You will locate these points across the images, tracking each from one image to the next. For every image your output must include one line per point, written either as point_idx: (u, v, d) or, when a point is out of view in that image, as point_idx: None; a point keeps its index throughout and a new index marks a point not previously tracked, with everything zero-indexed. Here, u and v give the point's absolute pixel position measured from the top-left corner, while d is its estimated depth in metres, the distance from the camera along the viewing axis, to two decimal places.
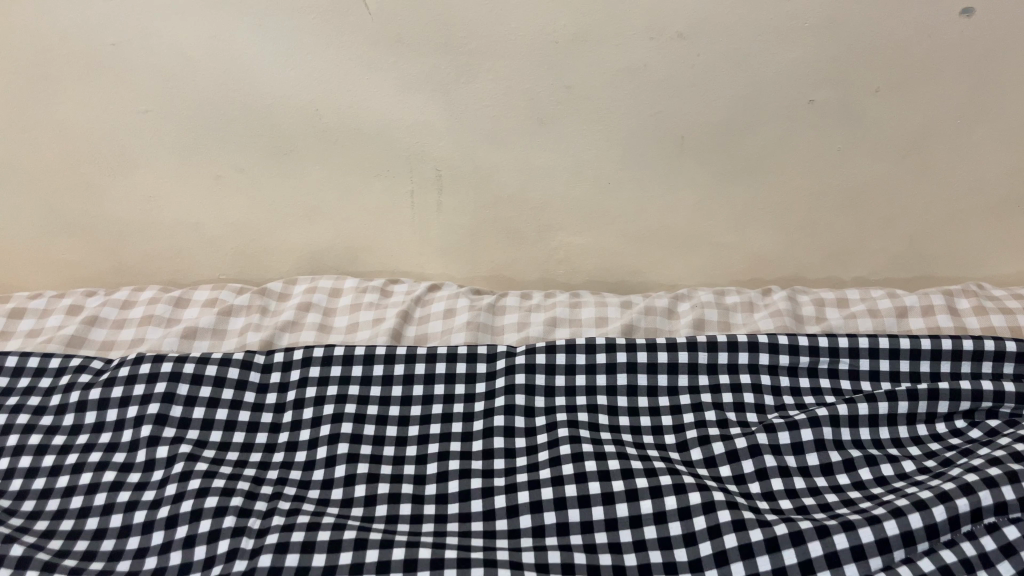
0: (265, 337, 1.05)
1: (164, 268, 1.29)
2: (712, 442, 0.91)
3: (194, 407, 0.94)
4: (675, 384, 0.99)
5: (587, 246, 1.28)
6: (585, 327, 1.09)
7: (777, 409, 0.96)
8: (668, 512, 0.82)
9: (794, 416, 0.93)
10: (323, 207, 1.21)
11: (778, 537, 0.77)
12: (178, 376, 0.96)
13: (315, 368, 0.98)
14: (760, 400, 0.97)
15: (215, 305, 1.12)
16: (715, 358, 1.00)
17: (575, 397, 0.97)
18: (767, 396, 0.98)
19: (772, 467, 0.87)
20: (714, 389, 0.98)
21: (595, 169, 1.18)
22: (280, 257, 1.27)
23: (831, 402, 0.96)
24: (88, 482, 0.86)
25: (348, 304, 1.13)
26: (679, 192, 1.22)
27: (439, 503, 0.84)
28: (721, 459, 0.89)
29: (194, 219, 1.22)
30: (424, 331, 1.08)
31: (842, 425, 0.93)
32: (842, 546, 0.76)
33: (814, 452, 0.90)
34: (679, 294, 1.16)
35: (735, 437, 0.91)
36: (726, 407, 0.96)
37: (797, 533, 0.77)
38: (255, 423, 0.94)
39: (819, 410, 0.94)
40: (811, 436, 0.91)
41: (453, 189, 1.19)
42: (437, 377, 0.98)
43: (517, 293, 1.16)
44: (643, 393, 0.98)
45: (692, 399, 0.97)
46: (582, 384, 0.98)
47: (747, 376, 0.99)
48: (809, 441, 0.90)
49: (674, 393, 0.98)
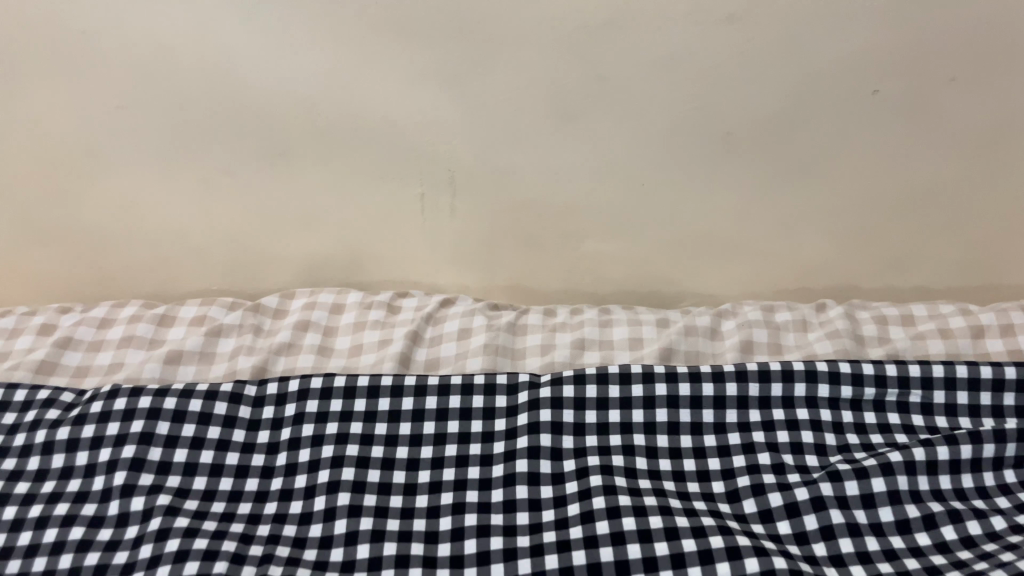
0: (257, 364, 0.94)
1: (149, 281, 1.17)
2: (767, 492, 0.79)
3: (175, 449, 0.83)
4: (722, 421, 0.87)
5: (617, 255, 1.15)
6: (618, 351, 0.96)
7: (841, 450, 0.84)
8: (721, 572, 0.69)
9: (863, 461, 0.81)
10: (322, 212, 1.09)
11: None
12: (159, 414, 0.85)
13: (313, 402, 0.87)
14: (821, 440, 0.85)
15: (203, 324, 1.01)
16: (768, 391, 0.88)
17: (609, 436, 0.85)
18: (829, 435, 0.85)
19: (840, 525, 0.76)
20: (767, 427, 0.86)
21: (628, 169, 1.05)
22: (275, 268, 1.15)
23: (904, 444, 0.83)
24: (53, 539, 0.75)
25: (351, 322, 1.01)
26: (721, 194, 1.08)
27: (454, 567, 0.73)
28: (779, 514, 0.78)
29: (182, 227, 1.10)
30: (436, 355, 0.96)
31: (920, 473, 0.80)
32: None
33: (888, 506, 0.77)
34: (722, 310, 1.03)
35: (796, 488, 0.79)
36: (781, 448, 0.84)
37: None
38: (245, 467, 0.82)
39: (892, 454, 0.81)
40: (883, 486, 0.79)
41: (468, 193, 1.07)
42: (450, 412, 0.87)
43: (540, 309, 1.03)
44: (686, 431, 0.86)
45: (743, 438, 0.85)
46: (616, 422, 0.86)
47: (804, 412, 0.87)
48: (882, 492, 0.78)
49: (721, 430, 0.86)
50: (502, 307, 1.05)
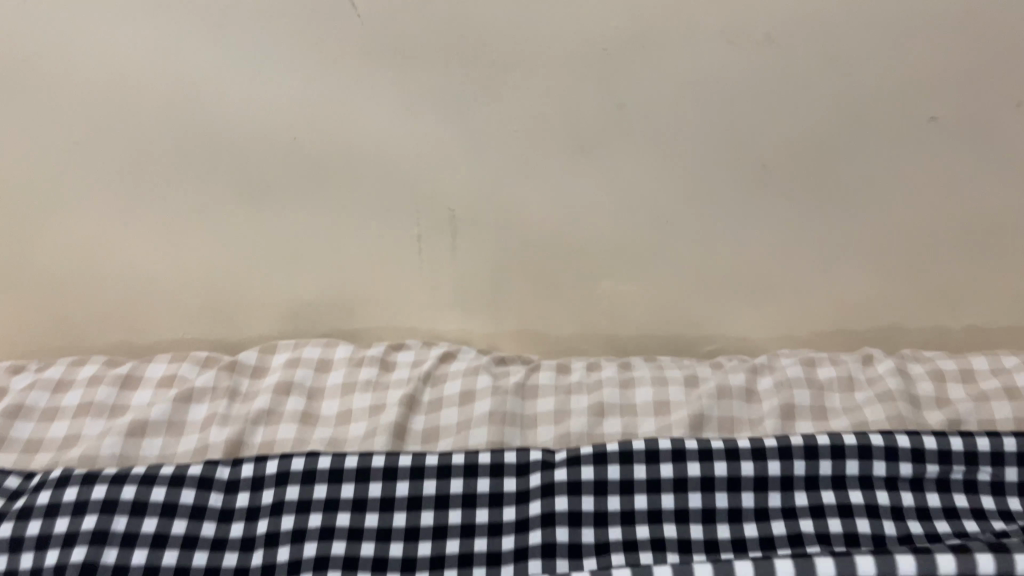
0: (232, 438, 0.83)
1: (114, 331, 1.04)
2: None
3: (133, 548, 0.71)
4: (764, 506, 0.76)
5: (635, 296, 1.03)
6: (641, 418, 0.85)
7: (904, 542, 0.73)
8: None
9: None
10: (307, 255, 0.97)
11: None
12: (114, 507, 0.73)
13: (294, 488, 0.76)
14: (878, 530, 0.74)
15: (172, 386, 0.89)
16: (817, 470, 0.77)
17: (634, 528, 0.74)
18: (888, 524, 0.74)
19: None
20: (816, 513, 0.75)
21: (650, 204, 0.94)
22: (256, 315, 1.03)
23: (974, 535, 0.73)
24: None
25: (338, 383, 0.90)
26: (754, 231, 0.97)
27: None
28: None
29: (149, 272, 0.98)
30: (435, 424, 0.85)
31: None
32: None
33: None
34: (757, 365, 0.92)
35: None
36: (835, 541, 0.73)
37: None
38: (215, 568, 0.70)
39: None
40: None
41: (470, 232, 0.95)
42: (451, 500, 0.76)
43: (552, 366, 0.92)
44: (723, 520, 0.75)
45: (789, 527, 0.74)
46: (643, 509, 0.76)
47: (858, 494, 0.76)
48: None
49: (763, 518, 0.75)
50: (509, 362, 0.93)
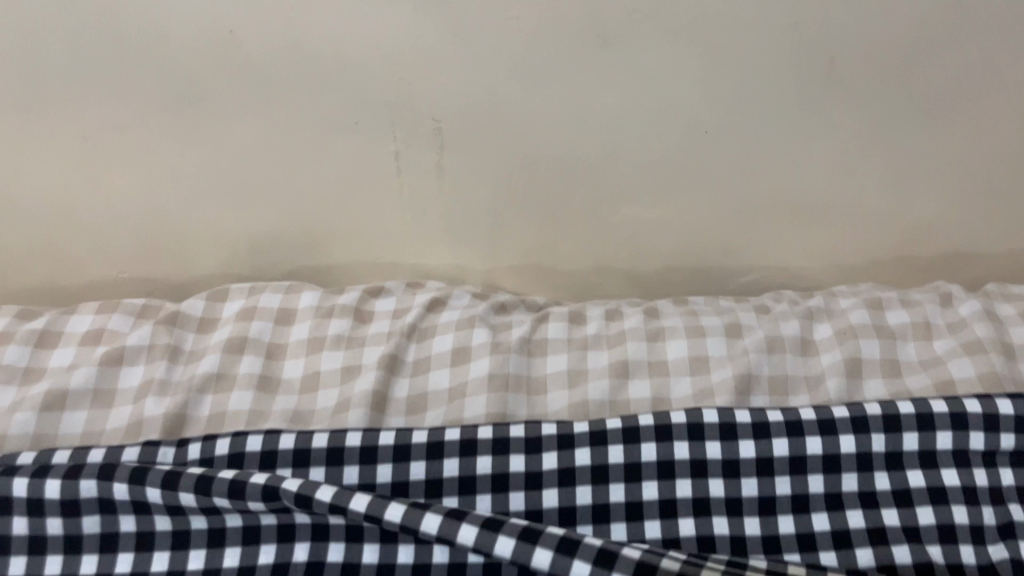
0: (173, 411, 0.67)
1: (29, 276, 0.86)
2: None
3: (47, 555, 0.60)
4: (805, 455, 0.62)
5: (662, 224, 0.85)
6: (675, 380, 0.69)
7: (993, 497, 0.60)
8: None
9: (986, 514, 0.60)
10: (260, 179, 0.78)
11: None
12: (12, 505, 0.60)
13: (224, 440, 0.63)
14: (986, 560, 0.57)
15: (99, 343, 0.73)
16: (891, 424, 0.63)
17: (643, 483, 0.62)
18: (993, 549, 0.58)
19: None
20: (870, 464, 0.62)
21: (685, 110, 0.75)
22: (203, 259, 0.85)
23: None
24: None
25: (303, 338, 0.74)
26: (810, 143, 0.78)
27: None
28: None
29: (66, 205, 0.80)
30: (421, 390, 0.69)
31: None
32: None
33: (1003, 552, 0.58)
34: (812, 310, 0.75)
35: (892, 546, 0.58)
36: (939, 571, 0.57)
37: (925, 418, 0.62)
38: (150, 536, 0.60)
39: None
40: (1005, 553, 0.58)
41: (461, 148, 0.76)
42: (446, 485, 0.62)
43: (563, 316, 0.75)
44: (751, 475, 0.62)
45: (830, 485, 0.61)
46: (655, 462, 0.62)
47: (943, 439, 0.62)
48: (1005, 559, 0.57)
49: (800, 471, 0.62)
50: (511, 310, 0.78)
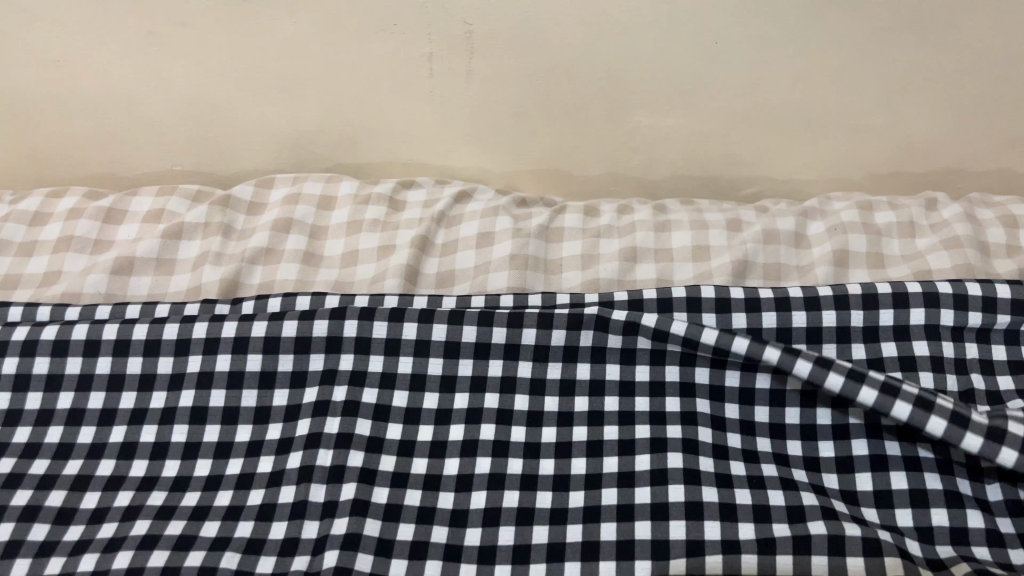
0: (227, 278, 0.75)
1: (91, 160, 0.94)
2: (894, 508, 0.61)
3: (121, 393, 0.68)
4: (790, 326, 0.70)
5: (673, 132, 0.92)
6: (678, 264, 0.77)
7: (957, 367, 0.68)
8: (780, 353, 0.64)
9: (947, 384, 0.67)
10: (304, 77, 0.85)
11: (883, 541, 0.57)
12: (97, 347, 0.69)
13: (275, 299, 0.72)
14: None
15: (160, 220, 0.81)
16: (870, 306, 0.69)
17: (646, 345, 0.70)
18: None
19: (986, 563, 0.57)
20: (847, 339, 0.69)
21: (698, 22, 0.81)
22: (249, 150, 0.93)
23: (1010, 360, 0.69)
24: (24, 504, 0.62)
25: (342, 222, 0.81)
26: (814, 58, 0.84)
27: (481, 564, 0.58)
28: (911, 536, 0.59)
29: (126, 97, 0.87)
30: (449, 268, 0.77)
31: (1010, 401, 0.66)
32: (934, 487, 0.61)
33: None
34: (807, 209, 0.82)
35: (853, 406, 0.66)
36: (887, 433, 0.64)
37: (900, 297, 0.69)
38: (209, 375, 0.68)
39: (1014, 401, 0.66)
40: None
41: (489, 51, 0.83)
42: (463, 348, 0.69)
43: (579, 209, 0.83)
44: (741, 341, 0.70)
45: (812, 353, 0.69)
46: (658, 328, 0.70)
47: (918, 315, 0.69)
48: None
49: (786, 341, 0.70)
50: (531, 205, 0.85)
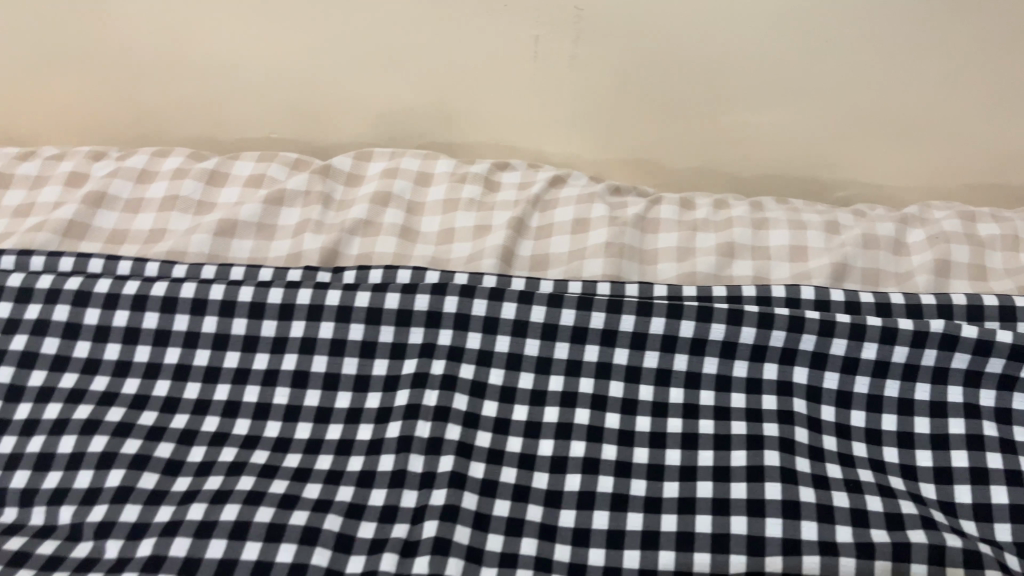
0: (328, 246, 0.77)
1: (192, 123, 0.96)
2: (992, 522, 0.61)
3: (226, 351, 0.70)
4: None
5: (770, 130, 0.91)
6: (775, 263, 0.76)
7: None
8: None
9: None
10: (407, 54, 0.86)
11: (983, 554, 0.57)
12: (204, 307, 0.71)
13: (377, 270, 0.73)
14: (1013, 466, 0.63)
15: (261, 185, 0.82)
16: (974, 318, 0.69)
17: None
18: None
19: None
20: None
21: (809, 18, 0.80)
22: (345, 123, 0.94)
23: None
24: (134, 453, 0.65)
25: (439, 199, 0.82)
26: (923, 62, 0.83)
27: (576, 545, 0.60)
28: (1009, 551, 0.59)
29: (233, 64, 0.89)
30: (544, 252, 0.78)
31: None
32: None
33: None
34: (907, 216, 0.81)
35: (952, 417, 0.66)
36: (988, 446, 0.64)
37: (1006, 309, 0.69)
38: (312, 340, 0.70)
39: None
40: None
41: (595, 37, 0.83)
42: (560, 331, 0.69)
43: (675, 201, 0.83)
44: None
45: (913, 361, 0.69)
46: None
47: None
48: None
49: None
50: (626, 193, 0.84)
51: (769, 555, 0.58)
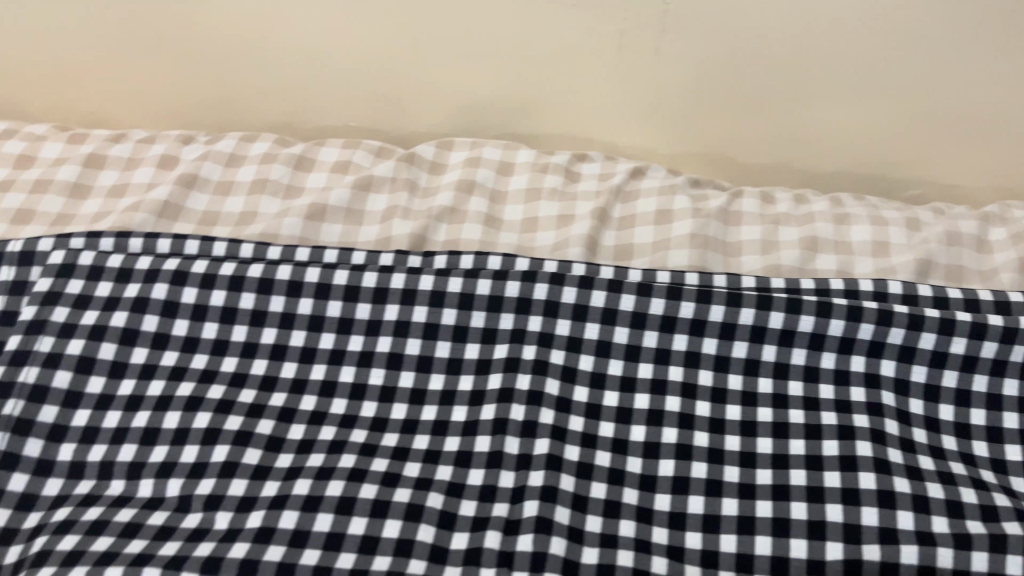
0: (416, 232, 0.78)
1: (271, 110, 0.98)
2: None
3: (321, 333, 0.71)
4: None
5: (845, 127, 0.91)
6: (858, 258, 0.77)
7: None
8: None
9: None
10: (491, 46, 0.87)
11: None
12: (300, 289, 0.72)
13: (468, 257, 0.74)
14: None
15: (348, 172, 0.84)
16: None
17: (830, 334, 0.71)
18: None
19: None
20: None
21: (894, 17, 0.81)
22: (423, 113, 0.95)
23: None
24: (236, 429, 0.66)
25: (521, 189, 0.83)
26: (1006, 63, 0.83)
27: (673, 528, 0.61)
28: None
29: (317, 52, 0.91)
30: (628, 242, 0.78)
31: None
32: None
33: None
34: (987, 215, 0.82)
35: None
36: None
37: None
38: (405, 324, 0.71)
39: None
40: None
41: (679, 32, 0.84)
42: (650, 320, 0.70)
43: (755, 194, 0.83)
44: None
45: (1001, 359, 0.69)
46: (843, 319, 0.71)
47: None
48: None
49: None
50: (705, 186, 0.85)
51: (866, 542, 0.59)
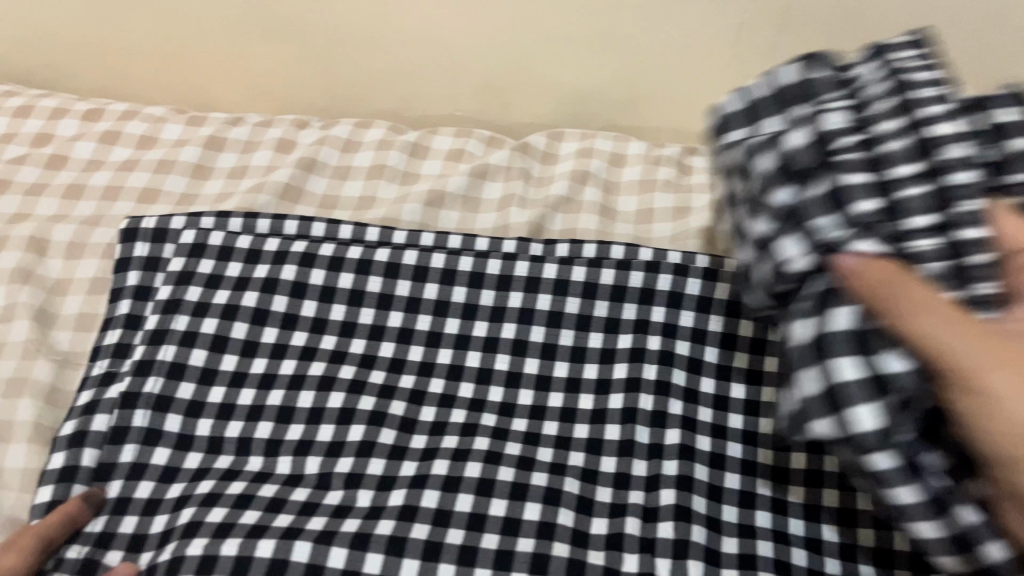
0: (534, 220, 0.79)
1: (378, 97, 0.99)
2: None
3: (447, 318, 0.71)
4: None
5: None
6: None
7: None
8: (874, 116, 0.50)
9: None
10: (604, 39, 0.87)
11: None
12: (426, 275, 0.73)
13: (591, 245, 0.75)
14: None
15: (462, 160, 0.85)
16: None
17: None
18: None
19: None
20: None
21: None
22: (528, 103, 0.96)
23: None
24: (371, 409, 0.67)
25: (636, 179, 0.84)
26: None
27: (810, 520, 0.59)
28: None
29: (428, 42, 0.91)
30: None
31: None
32: None
33: None
34: None
35: None
36: None
37: None
38: (530, 311, 0.71)
39: None
40: None
41: (796, 33, 0.82)
42: None
43: None
44: None
45: None
46: None
47: None
48: None
49: None
50: None
51: None
